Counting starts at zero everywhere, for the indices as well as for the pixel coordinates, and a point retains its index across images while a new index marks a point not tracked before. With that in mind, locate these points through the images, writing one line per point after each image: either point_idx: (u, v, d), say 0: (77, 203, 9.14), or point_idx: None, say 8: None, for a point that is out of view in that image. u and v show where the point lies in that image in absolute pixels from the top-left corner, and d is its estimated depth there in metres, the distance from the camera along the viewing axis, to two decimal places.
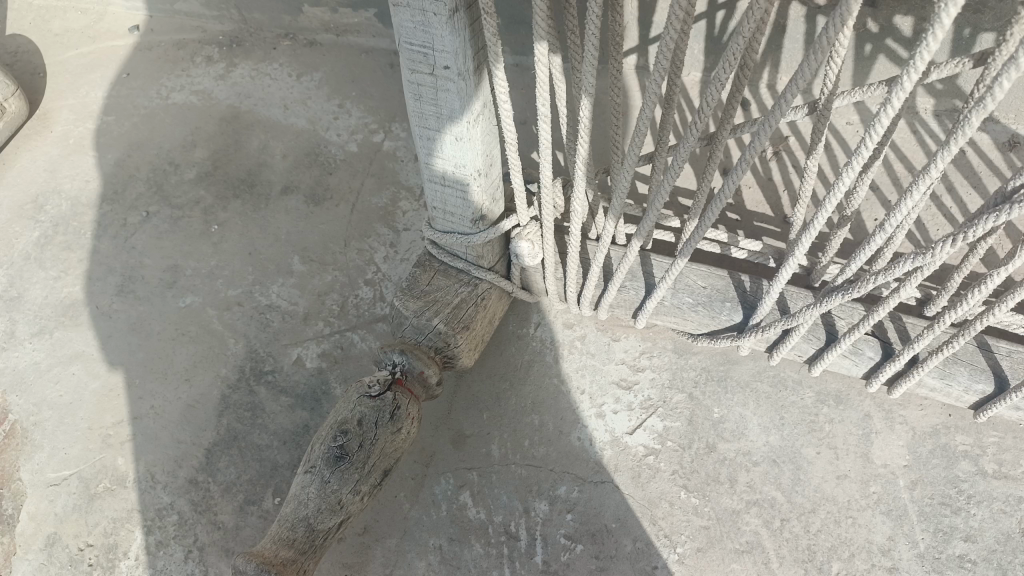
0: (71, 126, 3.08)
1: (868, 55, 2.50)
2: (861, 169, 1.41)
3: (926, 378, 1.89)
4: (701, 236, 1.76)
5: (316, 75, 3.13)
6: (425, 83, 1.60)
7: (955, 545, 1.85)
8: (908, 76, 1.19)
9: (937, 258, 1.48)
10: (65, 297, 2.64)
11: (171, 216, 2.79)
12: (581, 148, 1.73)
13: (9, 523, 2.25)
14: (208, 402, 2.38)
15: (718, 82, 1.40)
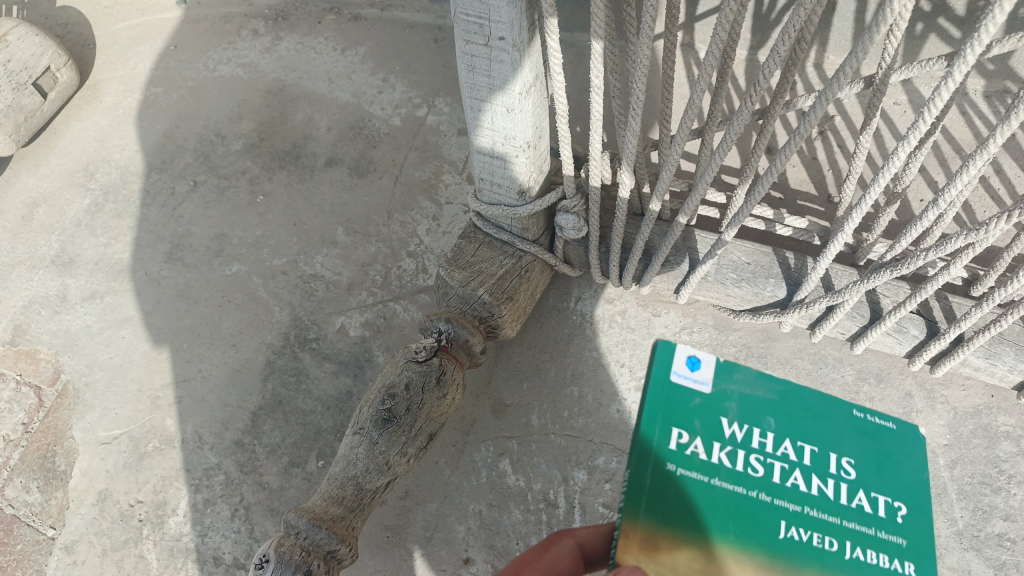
0: (120, 97, 3.14)
1: (918, 34, 2.49)
2: (916, 144, 1.41)
3: (970, 357, 1.90)
4: (749, 212, 1.77)
5: (361, 49, 3.16)
6: (479, 54, 1.63)
7: (994, 523, 1.87)
8: (971, 50, 1.18)
9: (988, 235, 1.47)
10: (116, 263, 2.72)
11: (218, 186, 2.85)
12: (633, 123, 1.74)
13: (62, 479, 2.33)
14: (254, 367, 2.45)
15: (775, 54, 1.42)
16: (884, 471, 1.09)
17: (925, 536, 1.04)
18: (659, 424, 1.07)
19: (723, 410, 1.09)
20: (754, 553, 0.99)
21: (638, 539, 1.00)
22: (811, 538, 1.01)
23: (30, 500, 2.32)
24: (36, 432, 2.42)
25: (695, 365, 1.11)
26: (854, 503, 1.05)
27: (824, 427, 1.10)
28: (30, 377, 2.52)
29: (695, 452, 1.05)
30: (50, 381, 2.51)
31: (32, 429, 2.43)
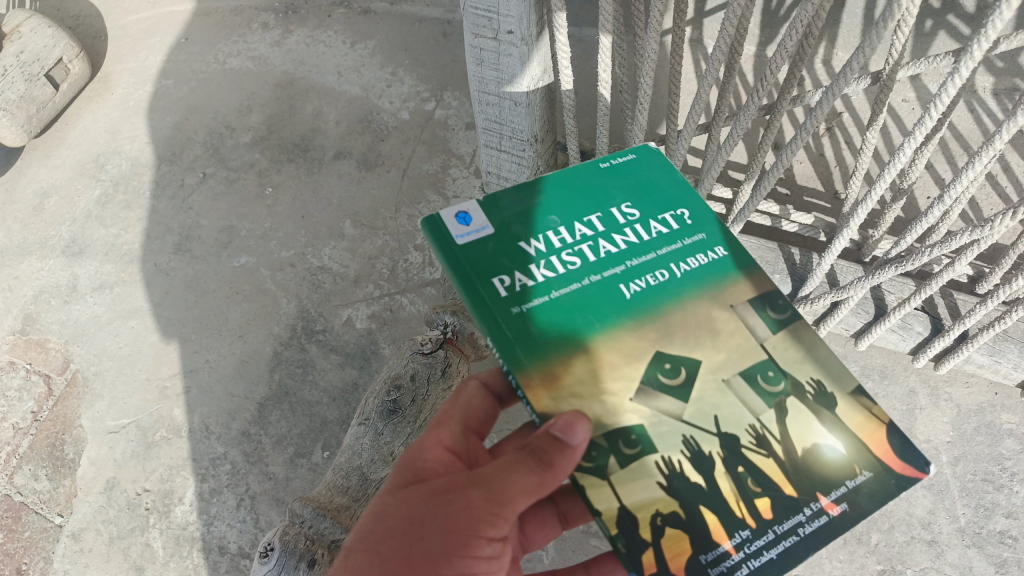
0: (131, 89, 3.16)
1: (928, 31, 2.48)
2: (923, 140, 1.41)
3: (975, 355, 1.93)
4: (754, 207, 1.83)
5: (370, 43, 3.17)
6: (488, 47, 1.63)
7: (996, 520, 1.87)
8: (978, 46, 1.19)
9: (994, 232, 1.48)
10: (125, 254, 2.74)
11: (227, 178, 2.87)
12: (640, 117, 1.76)
13: (71, 467, 2.36)
14: (260, 358, 2.46)
15: (782, 48, 1.42)
16: (654, 194, 1.13)
17: (699, 207, 1.12)
18: (478, 276, 1.02)
19: (512, 235, 1.06)
20: (616, 321, 0.99)
21: (538, 381, 0.94)
22: (654, 276, 1.03)
23: (39, 487, 2.34)
24: (46, 421, 2.45)
25: (469, 220, 1.07)
26: (655, 225, 1.09)
27: (602, 199, 1.12)
28: (40, 366, 2.54)
29: (524, 285, 1.01)
30: (59, 370, 2.53)
31: (42, 417, 2.45)
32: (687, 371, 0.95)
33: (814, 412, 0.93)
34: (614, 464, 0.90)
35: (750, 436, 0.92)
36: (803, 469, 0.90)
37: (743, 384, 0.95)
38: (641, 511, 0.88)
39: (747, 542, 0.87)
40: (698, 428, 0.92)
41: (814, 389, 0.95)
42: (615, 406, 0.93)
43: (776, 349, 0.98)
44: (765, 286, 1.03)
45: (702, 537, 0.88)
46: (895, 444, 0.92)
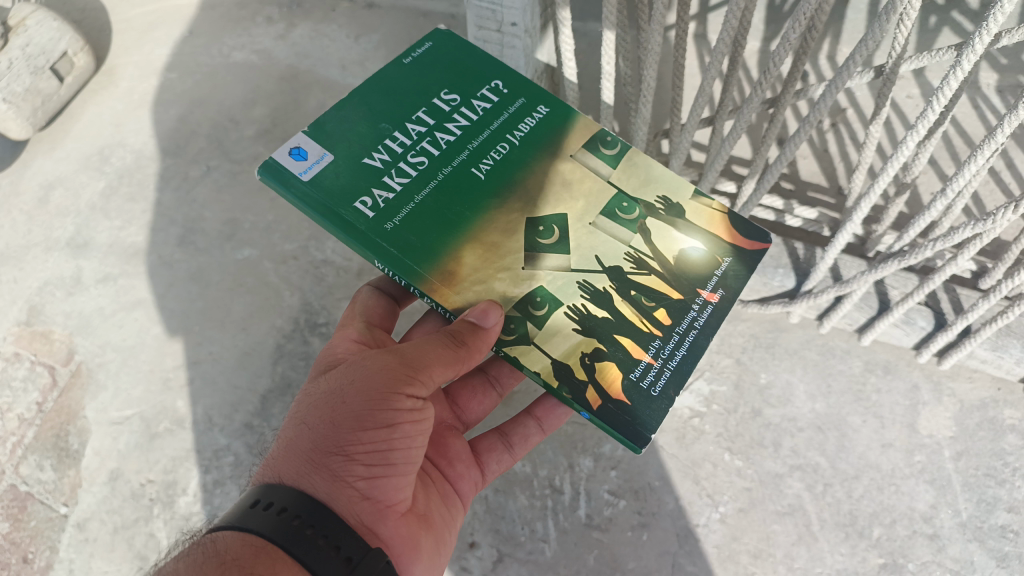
0: (136, 82, 3.17)
1: (933, 27, 2.48)
2: (925, 133, 1.42)
3: (977, 350, 1.93)
4: (758, 199, 1.86)
5: (374, 37, 3.17)
6: (492, 40, 1.64)
7: (998, 515, 1.87)
8: (980, 39, 1.19)
9: (996, 225, 1.48)
10: (130, 246, 2.75)
11: (231, 170, 2.87)
12: (643, 110, 1.78)
13: (75, 457, 2.37)
14: (264, 351, 2.47)
15: (786, 41, 1.43)
16: (472, 79, 1.47)
17: (505, 76, 1.49)
18: (345, 206, 1.30)
19: (356, 156, 1.35)
20: (482, 201, 1.36)
21: (437, 282, 1.29)
22: (495, 154, 1.41)
23: (43, 477, 2.35)
24: (50, 411, 2.45)
25: (303, 155, 1.33)
26: (479, 107, 1.44)
27: (420, 94, 1.45)
28: (45, 357, 2.55)
29: (385, 199, 1.32)
30: (64, 362, 2.54)
31: (46, 408, 2.46)
32: (564, 230, 1.38)
33: (669, 223, 1.42)
34: (536, 328, 1.31)
35: (630, 264, 1.37)
36: (680, 274, 1.37)
37: (605, 220, 1.41)
38: (570, 355, 1.29)
39: (659, 347, 1.31)
40: (588, 272, 1.36)
41: (664, 205, 1.44)
42: (512, 281, 1.32)
43: (627, 182, 1.46)
44: (591, 130, 1.47)
45: (626, 361, 1.29)
46: (733, 221, 1.43)
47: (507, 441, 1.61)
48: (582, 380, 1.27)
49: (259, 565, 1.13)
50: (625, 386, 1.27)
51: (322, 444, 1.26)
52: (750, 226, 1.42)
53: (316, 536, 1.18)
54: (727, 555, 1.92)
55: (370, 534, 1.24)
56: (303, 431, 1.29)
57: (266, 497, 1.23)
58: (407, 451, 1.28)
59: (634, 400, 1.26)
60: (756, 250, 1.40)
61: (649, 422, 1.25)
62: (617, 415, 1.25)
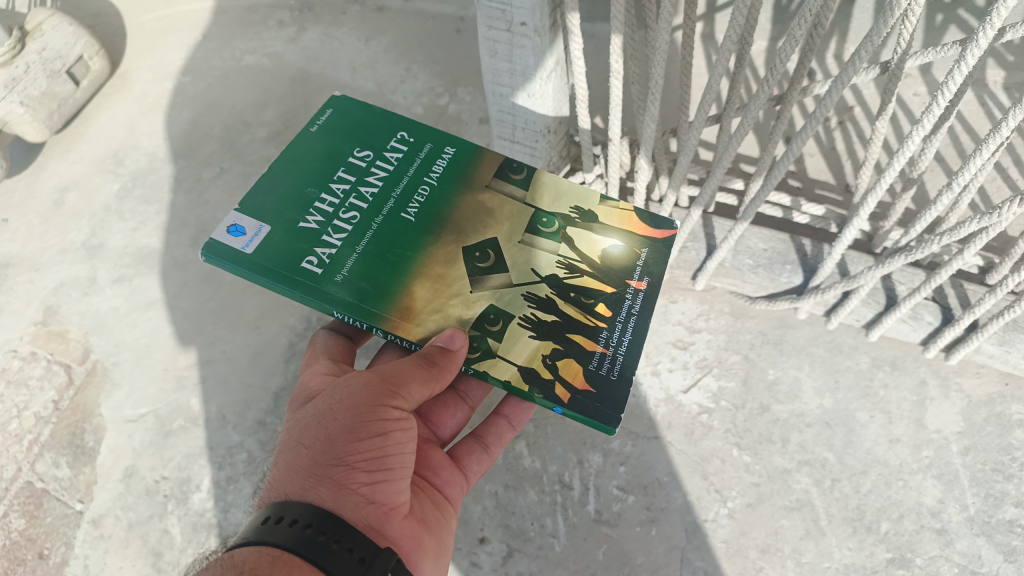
0: (150, 86, 3.21)
1: (938, 25, 2.49)
2: (930, 127, 1.43)
3: (985, 345, 1.95)
4: (764, 198, 1.81)
5: (384, 39, 3.19)
6: (501, 39, 1.66)
7: (1005, 509, 1.88)
8: (984, 33, 1.20)
9: (1003, 219, 1.49)
10: (144, 247, 2.79)
11: (243, 172, 2.91)
12: (651, 108, 1.78)
13: (90, 455, 2.40)
14: (276, 349, 2.50)
15: (791, 39, 1.45)
16: (380, 133, 1.56)
17: (409, 126, 1.59)
18: (294, 268, 1.35)
19: (292, 221, 1.41)
20: (418, 241, 1.43)
21: (395, 318, 1.34)
22: (419, 196, 1.49)
23: (60, 474, 2.38)
24: (66, 409, 2.49)
25: (240, 232, 1.39)
26: (393, 158, 1.53)
27: (337, 156, 1.52)
28: (60, 356, 2.59)
29: (328, 252, 1.38)
30: (79, 360, 2.58)
31: (62, 406, 2.50)
32: (500, 252, 1.45)
33: (587, 228, 1.51)
34: (495, 341, 1.35)
35: (564, 269, 1.44)
36: (610, 269, 1.46)
37: (531, 237, 1.48)
38: (534, 359, 1.33)
39: (610, 336, 1.37)
40: (532, 285, 1.41)
41: (578, 214, 1.54)
42: (465, 304, 1.37)
43: (546, 199, 1.55)
44: (497, 159, 1.57)
45: (581, 355, 1.34)
46: (642, 220, 1.54)
47: (484, 442, 1.59)
48: (548, 377, 1.31)
49: (276, 572, 1.11)
50: (588, 375, 1.32)
51: (318, 459, 1.26)
52: (658, 218, 1.54)
53: (329, 541, 1.16)
54: (735, 550, 1.93)
55: (378, 537, 1.22)
56: (298, 453, 1.29)
57: (276, 513, 1.21)
58: (400, 457, 1.29)
59: (600, 386, 1.31)
60: (667, 239, 1.52)
61: (619, 398, 1.31)
62: (590, 403, 1.29)
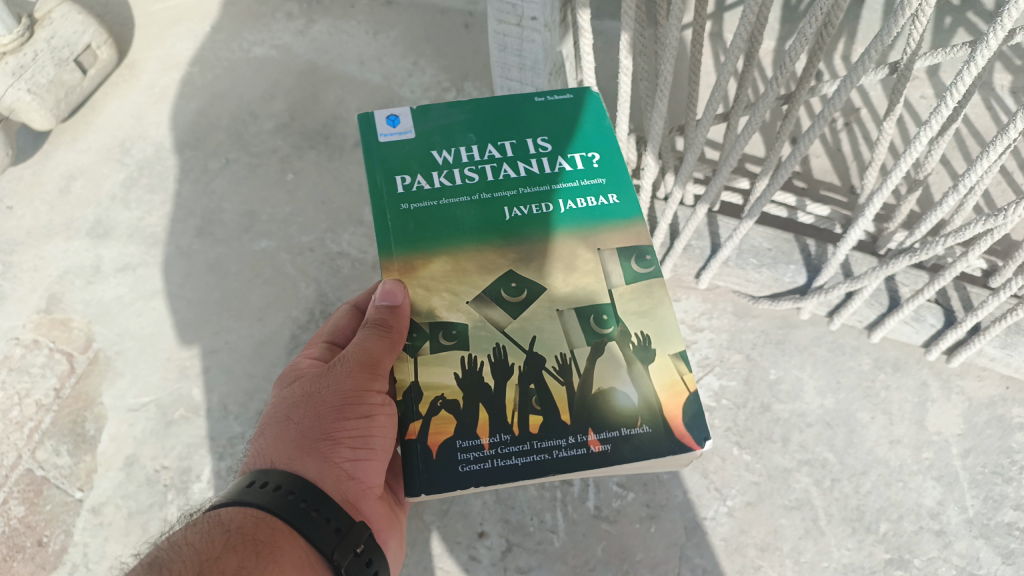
0: (157, 76, 3.21)
1: (947, 27, 2.49)
2: (938, 129, 1.43)
3: (987, 347, 1.95)
4: (770, 197, 1.82)
5: (392, 33, 3.19)
6: (512, 33, 1.67)
7: (1004, 512, 1.89)
8: (995, 33, 1.20)
9: (1007, 221, 1.49)
10: (149, 237, 2.80)
11: (249, 163, 2.92)
12: (660, 105, 1.79)
13: (92, 442, 2.41)
14: (279, 340, 2.51)
15: (801, 38, 1.45)
16: (573, 138, 1.33)
17: (608, 151, 1.32)
18: (382, 171, 1.27)
19: (428, 144, 1.29)
20: (485, 235, 1.22)
21: (395, 268, 1.20)
22: (529, 210, 1.25)
23: (61, 461, 2.39)
24: (68, 397, 2.50)
25: (393, 122, 1.31)
26: (558, 168, 1.30)
27: (522, 126, 1.33)
28: (64, 344, 2.60)
29: (416, 186, 1.26)
30: (82, 349, 2.58)
31: (65, 393, 2.50)
32: (535, 296, 1.18)
33: (626, 362, 1.13)
34: (429, 347, 1.15)
35: (555, 363, 1.12)
36: (582, 400, 1.10)
37: (573, 315, 1.16)
38: (428, 388, 1.11)
39: (506, 443, 1.08)
40: (510, 339, 1.14)
41: (639, 341, 1.15)
42: (449, 303, 1.18)
43: (631, 303, 1.18)
44: (637, 240, 1.24)
45: (464, 425, 1.09)
46: (685, 411, 1.09)
47: None
48: (421, 414, 1.10)
49: (260, 535, 1.12)
50: (444, 448, 1.07)
51: (307, 432, 1.22)
52: (701, 428, 1.08)
53: (310, 509, 1.15)
54: (734, 548, 1.94)
55: (355, 512, 1.21)
56: (280, 428, 1.26)
57: (261, 476, 1.19)
58: (384, 435, 1.24)
59: (440, 464, 1.06)
60: (675, 452, 1.07)
61: (438, 490, 1.05)
62: (414, 462, 1.06)
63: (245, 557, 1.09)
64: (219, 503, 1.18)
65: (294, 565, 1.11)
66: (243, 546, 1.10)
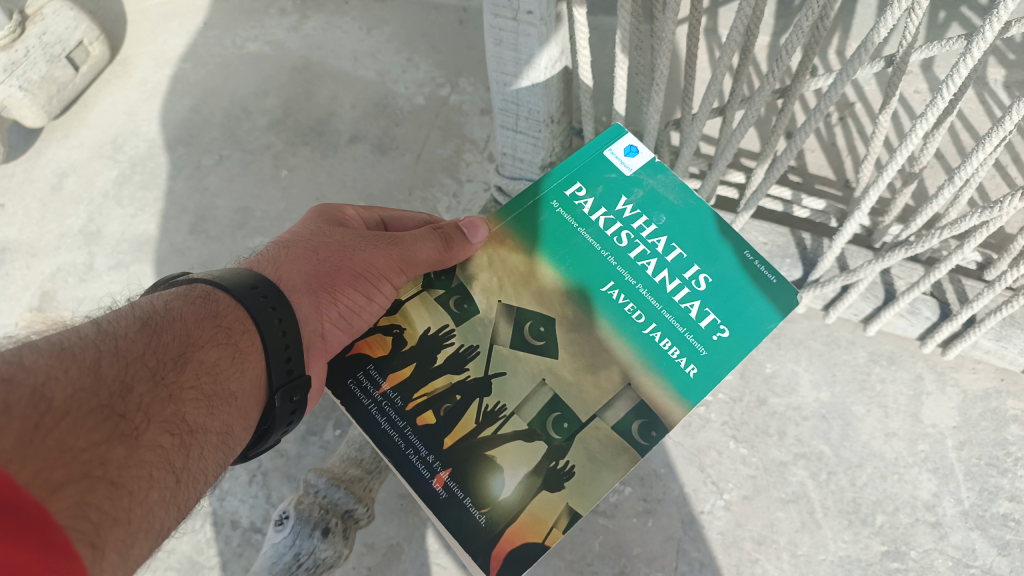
0: (150, 72, 3.19)
1: (941, 22, 2.50)
2: (934, 121, 1.42)
3: (982, 340, 1.95)
4: (766, 190, 1.81)
5: (386, 29, 3.17)
6: (507, 28, 1.65)
7: (1000, 504, 1.89)
8: (992, 24, 1.20)
9: (1003, 213, 1.48)
10: (142, 234, 2.79)
11: (243, 160, 2.90)
12: (655, 99, 1.78)
13: None
14: None
15: (797, 31, 1.44)
16: (726, 299, 1.23)
17: (738, 348, 1.18)
18: (573, 172, 1.35)
19: (626, 191, 1.34)
20: (570, 280, 1.26)
21: (495, 233, 1.32)
22: (622, 301, 1.23)
23: None
24: None
25: (630, 153, 1.36)
26: (682, 304, 1.22)
27: (704, 252, 1.27)
28: None
29: (575, 198, 1.33)
30: None
31: None
32: (545, 348, 1.21)
33: (532, 465, 1.12)
34: (438, 295, 1.29)
35: (492, 405, 1.18)
36: (472, 439, 1.15)
37: (545, 395, 1.18)
38: (402, 315, 1.27)
39: (394, 403, 1.19)
40: (491, 352, 1.22)
41: (557, 467, 1.12)
42: (484, 290, 1.28)
43: (595, 441, 1.13)
44: (667, 411, 1.14)
45: (390, 363, 1.23)
46: (519, 546, 1.08)
47: None
48: (379, 324, 1.27)
49: (241, 342, 1.13)
50: (362, 362, 1.24)
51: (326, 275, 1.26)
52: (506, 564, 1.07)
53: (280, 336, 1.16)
54: (731, 542, 1.94)
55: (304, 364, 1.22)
56: (301, 254, 1.30)
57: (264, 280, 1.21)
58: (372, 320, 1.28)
59: (348, 364, 1.24)
60: (473, 548, 1.08)
61: (328, 378, 1.24)
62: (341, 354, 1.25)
63: (222, 356, 1.11)
64: (227, 275, 1.18)
65: (250, 382, 1.13)
66: (226, 346, 1.12)
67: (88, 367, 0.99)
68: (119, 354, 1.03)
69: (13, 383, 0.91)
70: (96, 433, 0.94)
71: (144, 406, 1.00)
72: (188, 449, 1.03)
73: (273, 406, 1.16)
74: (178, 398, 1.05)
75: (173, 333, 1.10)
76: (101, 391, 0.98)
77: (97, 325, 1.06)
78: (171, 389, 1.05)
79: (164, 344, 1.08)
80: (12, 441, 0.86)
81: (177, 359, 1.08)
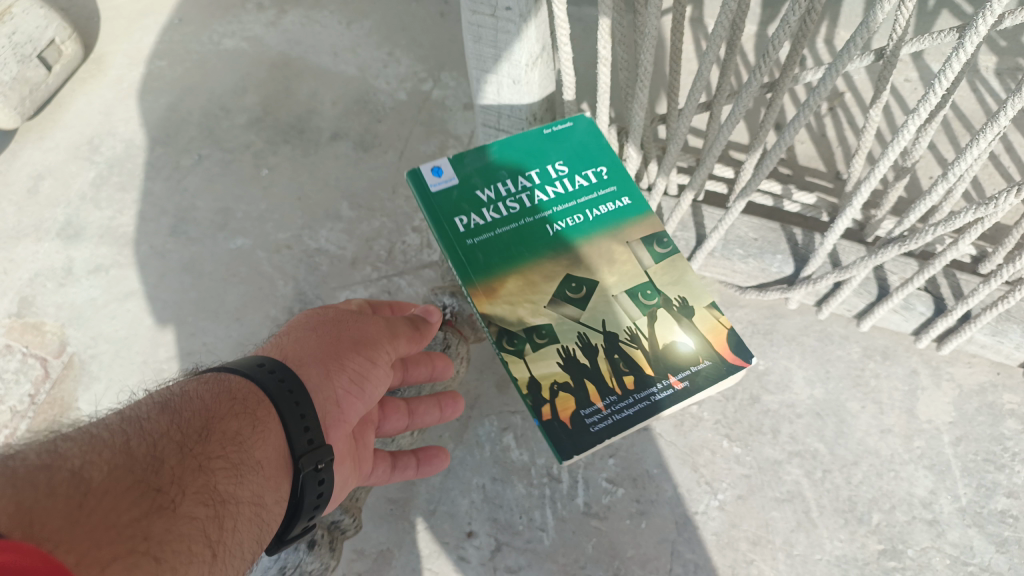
0: (125, 71, 3.11)
1: (930, 10, 2.47)
2: (926, 116, 1.38)
3: (977, 334, 1.92)
4: (756, 187, 1.76)
5: (366, 24, 3.12)
6: (486, 24, 1.60)
7: (997, 500, 1.87)
8: (984, 19, 1.15)
9: (1000, 209, 1.44)
10: (121, 236, 2.73)
11: (223, 159, 2.84)
12: (640, 95, 1.73)
13: None
14: (258, 341, 2.44)
15: (784, 24, 1.40)
16: (586, 155, 1.49)
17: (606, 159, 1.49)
18: (445, 218, 1.38)
19: (471, 186, 1.42)
20: (540, 249, 1.38)
21: (479, 291, 1.32)
22: (573, 221, 1.41)
23: None
24: (43, 404, 2.42)
25: (437, 173, 1.42)
26: (580, 181, 1.46)
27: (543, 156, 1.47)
28: (37, 349, 2.52)
29: (474, 225, 1.38)
30: (56, 353, 2.51)
31: (39, 400, 2.43)
32: (591, 291, 1.34)
33: (675, 320, 1.29)
34: (527, 348, 1.28)
35: (627, 335, 1.29)
36: (663, 358, 1.26)
37: (626, 297, 1.34)
38: (545, 378, 1.24)
39: (614, 399, 1.22)
40: (588, 328, 1.29)
41: (680, 303, 1.32)
42: (530, 311, 1.32)
43: (659, 274, 1.36)
44: (654, 227, 1.41)
45: (582, 399, 1.22)
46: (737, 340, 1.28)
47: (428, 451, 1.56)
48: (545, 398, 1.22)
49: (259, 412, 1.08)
50: (574, 419, 1.20)
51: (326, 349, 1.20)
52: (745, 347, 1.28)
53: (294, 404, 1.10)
54: (725, 542, 1.91)
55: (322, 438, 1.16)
56: (304, 331, 1.23)
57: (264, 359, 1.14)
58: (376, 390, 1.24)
59: (575, 430, 1.19)
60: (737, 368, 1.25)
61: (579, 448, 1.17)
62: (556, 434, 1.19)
63: (242, 426, 1.06)
64: (235, 360, 1.14)
65: (274, 451, 1.07)
66: (244, 416, 1.07)
67: (114, 449, 0.94)
68: (143, 435, 0.98)
69: (49, 470, 0.87)
70: (133, 510, 0.88)
71: (176, 479, 0.95)
72: (221, 522, 0.97)
73: (299, 475, 1.08)
74: (208, 467, 0.99)
75: (192, 409, 1.05)
76: (133, 467, 0.93)
77: (121, 415, 1.03)
78: (197, 458, 0.99)
79: (185, 420, 1.03)
80: (52, 524, 0.81)
81: (201, 432, 1.02)
